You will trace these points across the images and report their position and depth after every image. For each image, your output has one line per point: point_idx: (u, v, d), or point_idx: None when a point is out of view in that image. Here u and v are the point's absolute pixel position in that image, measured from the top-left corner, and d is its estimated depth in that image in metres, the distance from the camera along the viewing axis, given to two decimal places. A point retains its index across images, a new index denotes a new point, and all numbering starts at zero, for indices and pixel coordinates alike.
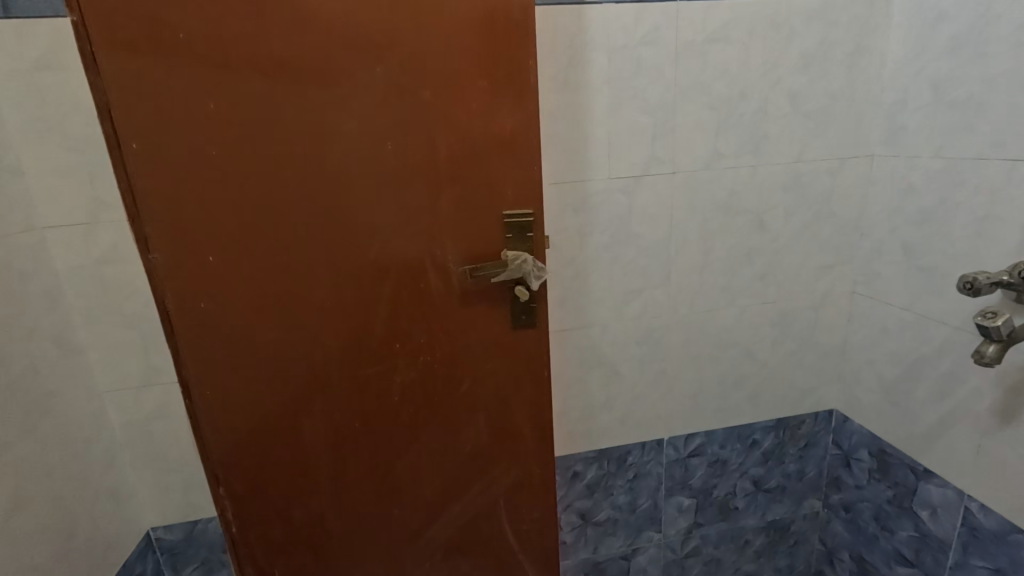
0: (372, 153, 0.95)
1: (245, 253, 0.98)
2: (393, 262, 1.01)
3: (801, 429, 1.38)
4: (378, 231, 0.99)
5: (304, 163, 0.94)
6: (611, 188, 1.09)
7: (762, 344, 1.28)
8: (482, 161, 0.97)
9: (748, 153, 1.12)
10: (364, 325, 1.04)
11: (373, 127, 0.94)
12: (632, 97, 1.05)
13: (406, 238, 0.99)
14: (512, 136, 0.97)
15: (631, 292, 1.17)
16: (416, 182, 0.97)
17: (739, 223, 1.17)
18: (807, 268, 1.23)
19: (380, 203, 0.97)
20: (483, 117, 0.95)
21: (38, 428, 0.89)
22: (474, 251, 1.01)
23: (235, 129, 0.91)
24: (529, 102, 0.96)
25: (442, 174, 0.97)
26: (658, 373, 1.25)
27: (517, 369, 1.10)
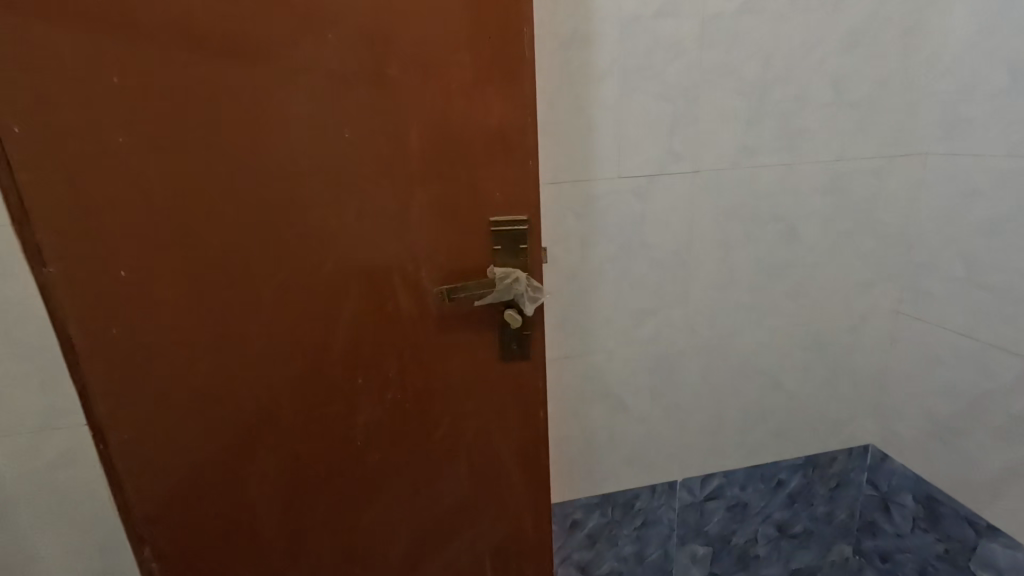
0: (327, 144, 0.76)
1: (168, 266, 0.78)
2: (354, 278, 0.82)
3: (832, 467, 1.20)
4: (336, 242, 0.80)
5: (240, 156, 0.75)
6: (620, 188, 0.90)
7: (792, 373, 1.10)
8: (463, 155, 0.78)
9: (782, 149, 0.94)
10: (320, 354, 0.85)
11: (328, 113, 0.75)
12: (647, 79, 0.86)
13: (369, 249, 0.80)
14: (502, 126, 0.78)
15: (642, 313, 0.98)
16: (382, 181, 0.78)
17: (770, 231, 0.99)
18: (845, 284, 1.06)
19: (337, 206, 0.78)
20: (466, 102, 0.76)
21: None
22: (454, 265, 0.83)
23: (149, 112, 0.72)
24: (525, 83, 0.77)
25: (414, 171, 0.78)
26: (671, 407, 1.07)
27: (505, 406, 0.91)
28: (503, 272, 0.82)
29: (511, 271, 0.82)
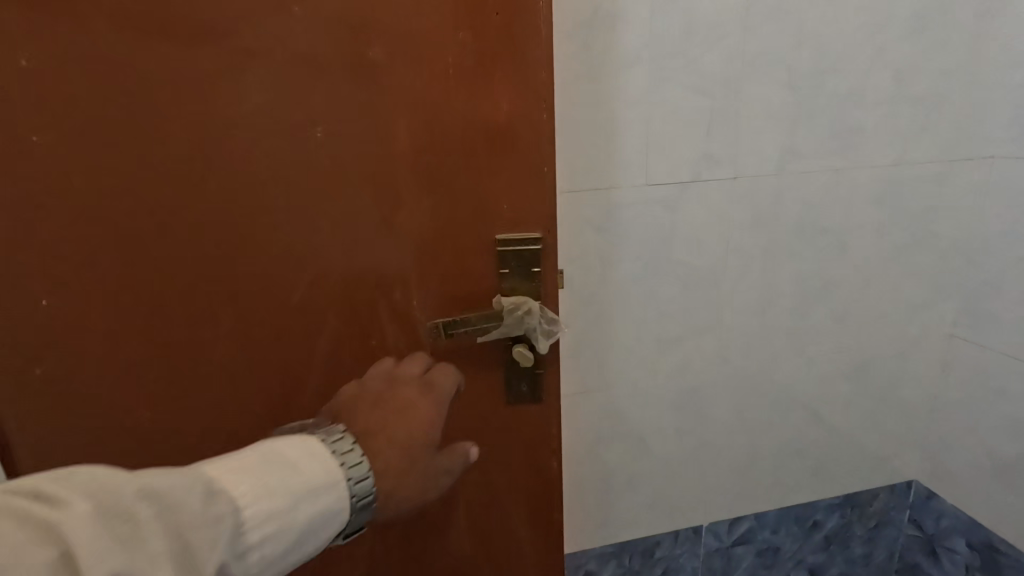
0: (288, 143, 0.59)
1: (73, 304, 0.59)
2: (325, 313, 0.65)
3: (873, 505, 1.08)
4: (305, 268, 0.63)
5: (173, 160, 0.57)
6: (646, 198, 0.77)
7: (833, 405, 0.97)
8: (464, 158, 0.62)
9: (832, 151, 0.81)
10: (280, 409, 0.66)
11: (292, 104, 0.58)
12: (682, 69, 0.73)
13: (346, 275, 0.64)
14: (514, 121, 0.62)
15: (669, 341, 0.85)
16: (361, 190, 0.61)
17: (816, 247, 0.86)
18: (895, 305, 0.93)
19: (306, 223, 0.61)
20: (469, 91, 0.60)
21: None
22: (451, 296, 0.67)
23: (39, 100, 0.53)
24: (543, 69, 0.61)
25: (405, 179, 0.62)
26: (699, 444, 0.94)
27: (510, 459, 0.75)
28: (512, 303, 0.66)
29: (522, 302, 0.66)
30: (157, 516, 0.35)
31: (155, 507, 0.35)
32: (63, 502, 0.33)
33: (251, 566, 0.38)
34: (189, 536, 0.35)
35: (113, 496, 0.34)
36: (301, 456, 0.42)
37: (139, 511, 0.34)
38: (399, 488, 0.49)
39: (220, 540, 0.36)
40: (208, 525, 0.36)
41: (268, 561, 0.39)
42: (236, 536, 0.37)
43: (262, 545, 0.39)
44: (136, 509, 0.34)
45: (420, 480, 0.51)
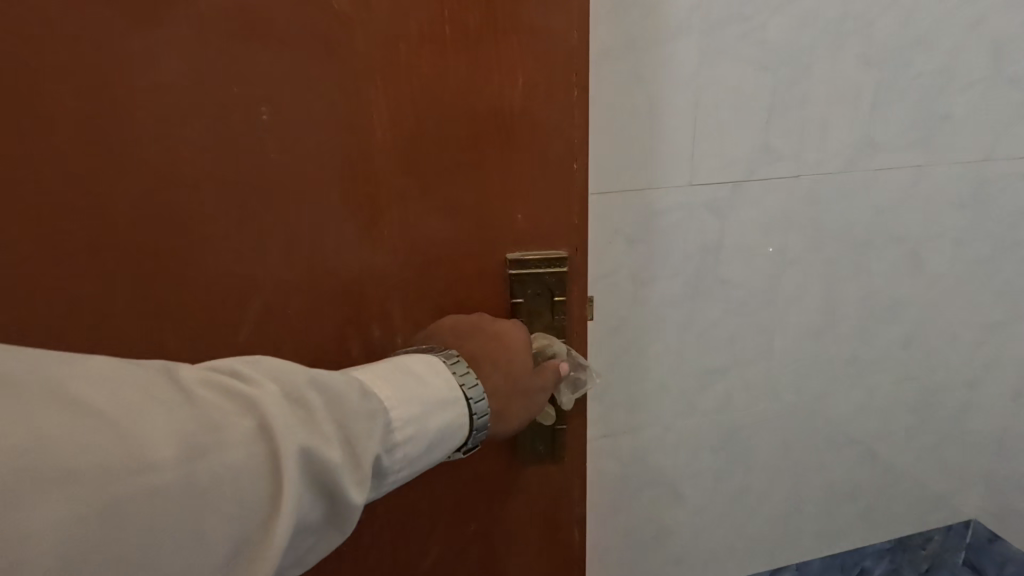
0: (224, 130, 0.41)
1: None
2: (284, 358, 0.48)
3: (926, 548, 0.95)
4: (253, 302, 0.46)
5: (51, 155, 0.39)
6: (691, 201, 0.62)
7: (892, 439, 0.84)
8: (470, 153, 0.45)
9: (913, 144, 0.66)
10: None
11: (224, 75, 0.40)
12: (742, 38, 0.57)
13: (309, 309, 0.47)
14: (536, 101, 0.45)
15: (711, 374, 0.71)
16: (328, 196, 0.45)
17: (887, 259, 0.71)
18: (970, 326, 0.79)
19: (250, 241, 0.44)
20: (475, 57, 0.43)
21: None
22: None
23: None
24: (575, 29, 0.44)
25: (387, 181, 0.45)
26: (739, 490, 0.79)
27: (522, 529, 0.59)
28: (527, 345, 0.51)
29: (545, 344, 0.51)
30: (325, 403, 0.32)
31: (323, 395, 0.33)
32: (250, 379, 0.31)
33: (397, 466, 0.36)
34: (353, 428, 0.33)
35: (286, 381, 0.32)
36: (437, 370, 0.39)
37: (311, 395, 0.32)
38: (506, 411, 0.45)
39: (377, 434, 0.34)
40: (366, 420, 0.33)
41: (410, 463, 0.37)
42: (386, 433, 0.35)
43: (408, 447, 0.36)
44: (307, 397, 0.32)
45: (526, 405, 0.46)
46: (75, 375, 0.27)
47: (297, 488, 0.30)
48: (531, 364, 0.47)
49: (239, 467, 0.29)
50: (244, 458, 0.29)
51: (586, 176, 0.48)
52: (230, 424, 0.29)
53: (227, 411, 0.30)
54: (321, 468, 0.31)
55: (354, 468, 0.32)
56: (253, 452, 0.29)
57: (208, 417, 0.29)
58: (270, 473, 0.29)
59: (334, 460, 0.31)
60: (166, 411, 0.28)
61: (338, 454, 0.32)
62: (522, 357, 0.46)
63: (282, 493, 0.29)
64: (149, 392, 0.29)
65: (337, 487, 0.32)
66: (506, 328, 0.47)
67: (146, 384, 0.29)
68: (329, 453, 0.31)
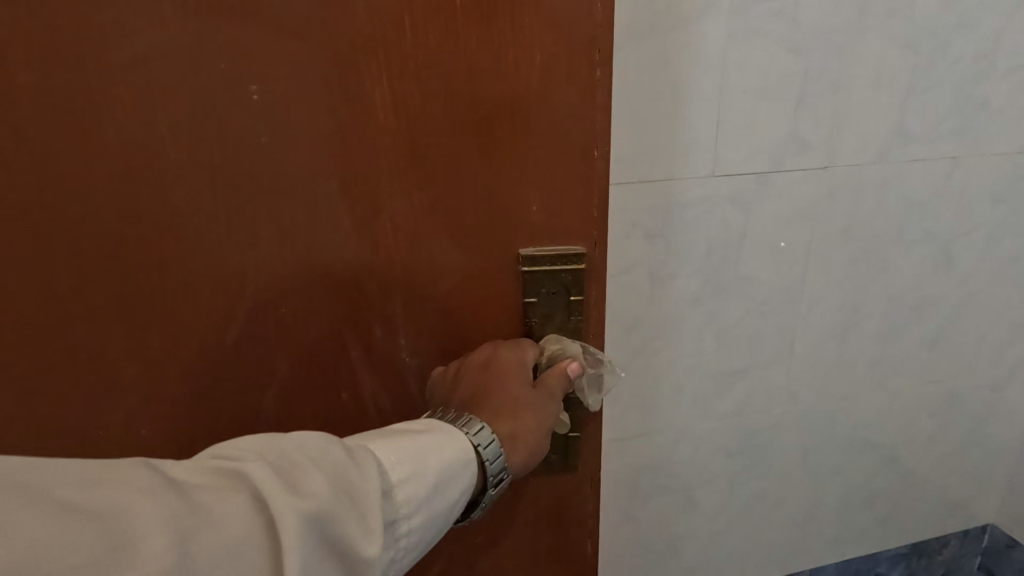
0: (205, 112, 0.37)
1: None
2: (277, 359, 0.45)
3: (941, 554, 0.92)
4: (242, 299, 0.42)
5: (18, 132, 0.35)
6: (714, 193, 0.58)
7: (912, 444, 0.80)
8: (479, 137, 0.41)
9: (950, 135, 0.62)
10: None
11: (211, 45, 0.36)
12: (772, 17, 0.53)
13: (303, 307, 0.44)
14: (555, 79, 0.41)
15: (729, 376, 0.67)
16: (324, 184, 0.40)
17: (916, 257, 0.67)
18: (999, 327, 0.75)
19: (242, 233, 0.41)
20: (489, 32, 0.39)
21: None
22: (454, 332, 0.47)
23: None
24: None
25: (392, 167, 0.41)
26: (754, 496, 0.76)
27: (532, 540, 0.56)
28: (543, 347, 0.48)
29: (557, 348, 0.48)
30: (317, 458, 0.29)
31: (313, 454, 0.29)
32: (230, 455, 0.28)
33: (410, 515, 0.32)
34: (351, 483, 0.29)
35: (270, 446, 0.29)
36: (426, 422, 0.37)
37: (300, 453, 0.29)
38: (522, 434, 0.42)
39: (378, 479, 0.30)
40: (362, 468, 0.30)
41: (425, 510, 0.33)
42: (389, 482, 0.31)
43: (416, 487, 0.32)
44: (295, 459, 0.29)
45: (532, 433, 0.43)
46: (23, 471, 0.23)
47: (305, 560, 0.26)
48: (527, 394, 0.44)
49: (232, 542, 0.25)
50: (237, 531, 0.25)
51: (607, 164, 0.44)
52: (215, 501, 0.26)
53: (209, 489, 0.26)
54: (325, 530, 0.27)
55: (359, 519, 0.29)
56: (247, 527, 0.26)
57: (189, 496, 0.26)
58: (269, 542, 0.26)
59: (337, 515, 0.28)
60: (140, 495, 0.24)
61: (340, 507, 0.28)
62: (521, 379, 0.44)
63: (285, 562, 0.25)
64: (116, 479, 0.25)
65: (344, 547, 0.28)
66: (490, 355, 0.45)
67: (111, 479, 0.25)
68: (333, 512, 0.27)
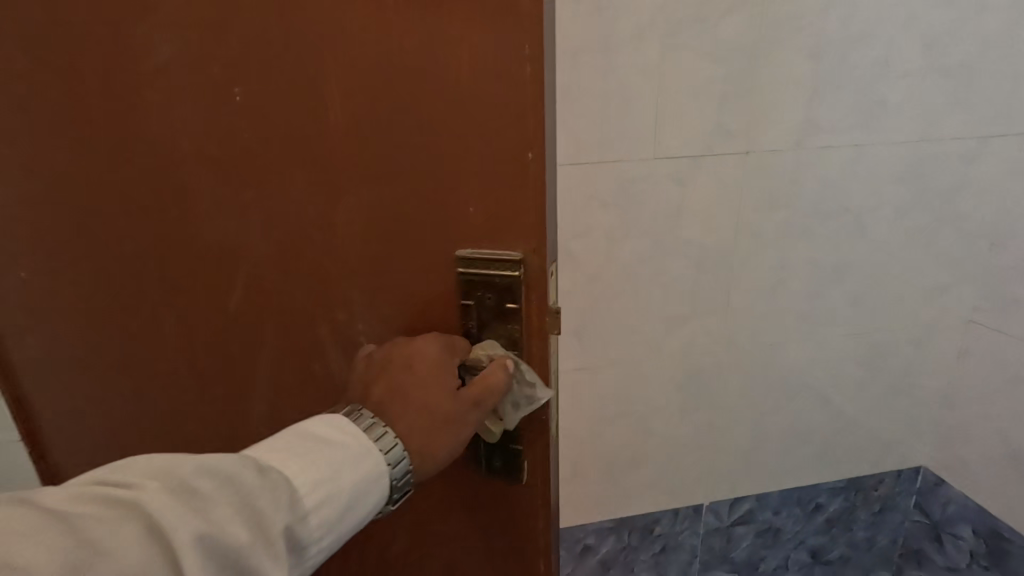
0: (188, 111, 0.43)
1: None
2: (250, 333, 0.49)
3: (878, 490, 1.06)
4: (218, 275, 0.48)
5: (45, 106, 0.44)
6: (658, 172, 0.74)
7: (843, 388, 0.95)
8: (410, 138, 0.42)
9: (854, 127, 0.78)
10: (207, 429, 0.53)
11: (183, 46, 0.41)
12: (697, 35, 0.69)
13: (267, 288, 0.48)
14: (488, 58, 0.39)
15: (676, 322, 0.84)
16: (276, 182, 0.44)
17: (833, 227, 0.83)
18: (914, 289, 0.90)
19: (212, 206, 0.46)
20: (418, 8, 0.38)
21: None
22: (401, 311, 0.47)
23: None
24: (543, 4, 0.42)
25: (333, 173, 0.44)
26: (704, 425, 0.93)
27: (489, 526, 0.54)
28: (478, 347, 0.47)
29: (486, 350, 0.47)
30: (222, 484, 0.33)
31: (216, 478, 0.33)
32: (132, 484, 0.32)
33: (315, 534, 0.36)
34: (258, 504, 0.33)
35: (170, 476, 0.33)
36: (341, 429, 0.39)
37: (199, 483, 0.33)
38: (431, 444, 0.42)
39: (281, 504, 0.34)
40: (269, 492, 0.34)
41: (332, 527, 0.37)
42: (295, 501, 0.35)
43: (326, 505, 0.36)
44: (197, 483, 0.33)
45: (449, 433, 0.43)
46: None
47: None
48: (436, 395, 0.43)
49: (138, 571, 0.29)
50: (132, 559, 0.29)
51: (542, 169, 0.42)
52: (109, 535, 0.30)
53: (104, 522, 0.30)
54: (228, 549, 0.32)
55: (268, 547, 0.33)
56: (145, 554, 0.30)
57: (84, 534, 0.29)
58: (167, 564, 0.30)
59: (242, 544, 0.32)
60: (26, 536, 0.28)
61: (246, 536, 0.33)
62: (438, 387, 0.43)
63: None
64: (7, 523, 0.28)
65: (247, 567, 0.32)
66: (401, 349, 0.45)
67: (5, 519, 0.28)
68: (233, 537, 0.32)
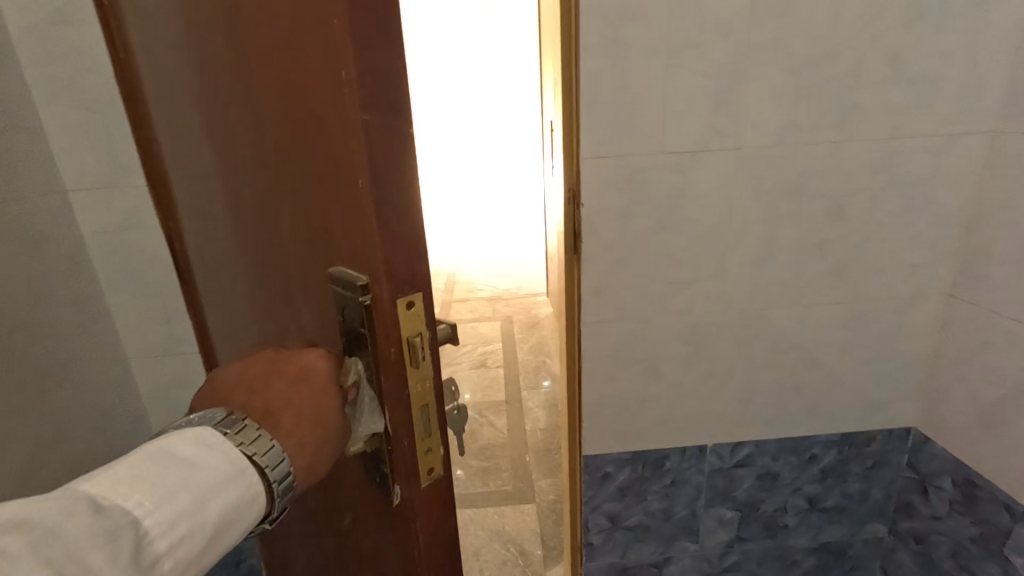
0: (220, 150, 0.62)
1: (196, 245, 0.83)
2: (268, 312, 0.66)
3: (870, 446, 1.20)
4: (248, 266, 0.67)
5: (183, 148, 0.71)
6: (661, 163, 0.95)
7: (831, 350, 1.11)
8: (306, 167, 0.51)
9: (830, 127, 0.95)
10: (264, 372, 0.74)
11: (210, 106, 0.60)
12: (693, 57, 0.89)
13: (268, 278, 0.64)
14: (324, 102, 0.45)
15: (679, 285, 1.04)
16: (260, 199, 0.59)
17: (815, 210, 1.00)
18: (894, 265, 1.05)
19: (238, 215, 0.64)
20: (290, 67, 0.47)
21: (47, 399, 0.86)
22: (321, 314, 0.56)
23: (160, 110, 0.75)
24: (391, 33, 0.43)
25: (278, 192, 0.56)
26: (706, 374, 1.12)
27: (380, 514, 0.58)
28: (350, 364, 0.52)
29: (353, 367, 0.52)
30: (39, 534, 0.36)
31: (37, 531, 0.36)
32: None
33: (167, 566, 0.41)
34: (92, 551, 0.37)
35: None
36: (209, 450, 0.46)
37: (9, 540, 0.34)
38: (296, 438, 0.51)
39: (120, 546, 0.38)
40: (111, 533, 0.38)
41: (187, 557, 0.42)
42: (144, 538, 0.40)
43: (179, 534, 0.42)
44: (8, 541, 0.34)
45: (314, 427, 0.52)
46: None
47: None
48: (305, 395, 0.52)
49: None
50: None
51: (374, 196, 0.46)
52: None
53: None
54: None
55: None
56: None
57: None
58: None
59: None
60: None
61: None
62: (308, 389, 0.53)
63: None
64: None
65: None
66: (285, 363, 0.55)
67: None
68: None
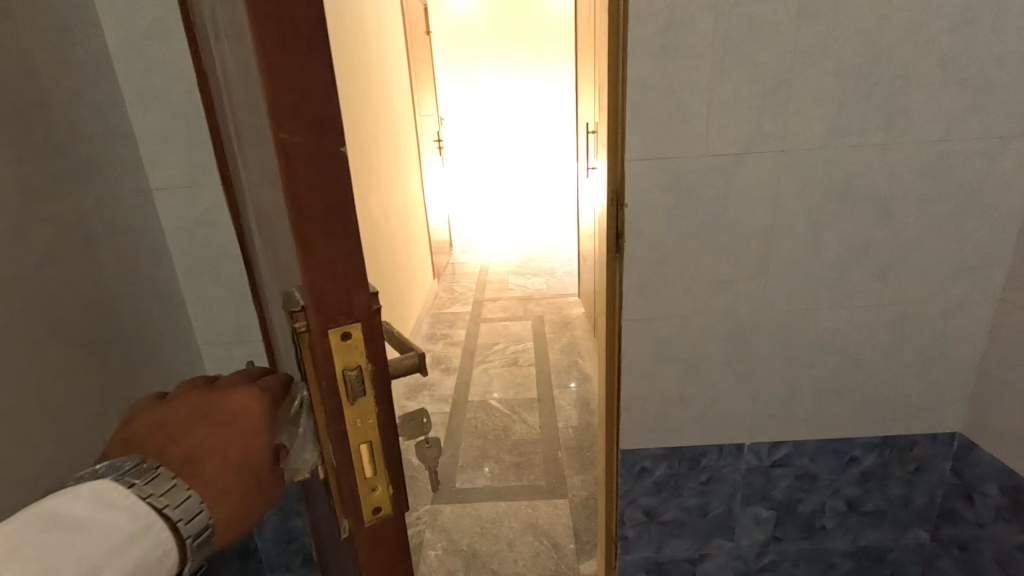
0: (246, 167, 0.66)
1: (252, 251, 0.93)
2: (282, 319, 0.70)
3: (913, 450, 1.20)
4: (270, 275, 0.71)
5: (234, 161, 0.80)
6: (706, 165, 0.98)
7: (874, 352, 1.11)
8: (269, 186, 0.51)
9: (877, 130, 0.96)
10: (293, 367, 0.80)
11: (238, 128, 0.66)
12: (739, 62, 0.92)
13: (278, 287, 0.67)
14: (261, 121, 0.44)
15: (720, 285, 1.06)
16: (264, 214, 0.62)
17: (860, 212, 1.01)
18: (941, 268, 1.04)
19: (261, 228, 0.68)
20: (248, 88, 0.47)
21: (134, 379, 0.94)
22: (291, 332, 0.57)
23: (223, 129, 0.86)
24: (306, 43, 0.40)
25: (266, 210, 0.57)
26: (745, 373, 1.13)
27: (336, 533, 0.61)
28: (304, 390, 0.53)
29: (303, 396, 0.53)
30: None
31: None
32: None
33: None
34: None
35: None
36: (118, 508, 0.45)
37: None
38: (212, 490, 0.49)
39: None
40: None
41: None
42: None
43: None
44: None
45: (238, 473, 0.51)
46: None
47: None
48: (240, 444, 0.52)
49: None
50: None
51: (298, 220, 0.43)
52: None
53: None
54: None
55: None
56: None
57: None
58: None
59: None
60: None
61: None
62: (242, 437, 0.52)
63: None
64: None
65: None
66: (209, 404, 0.54)
67: None
68: None
